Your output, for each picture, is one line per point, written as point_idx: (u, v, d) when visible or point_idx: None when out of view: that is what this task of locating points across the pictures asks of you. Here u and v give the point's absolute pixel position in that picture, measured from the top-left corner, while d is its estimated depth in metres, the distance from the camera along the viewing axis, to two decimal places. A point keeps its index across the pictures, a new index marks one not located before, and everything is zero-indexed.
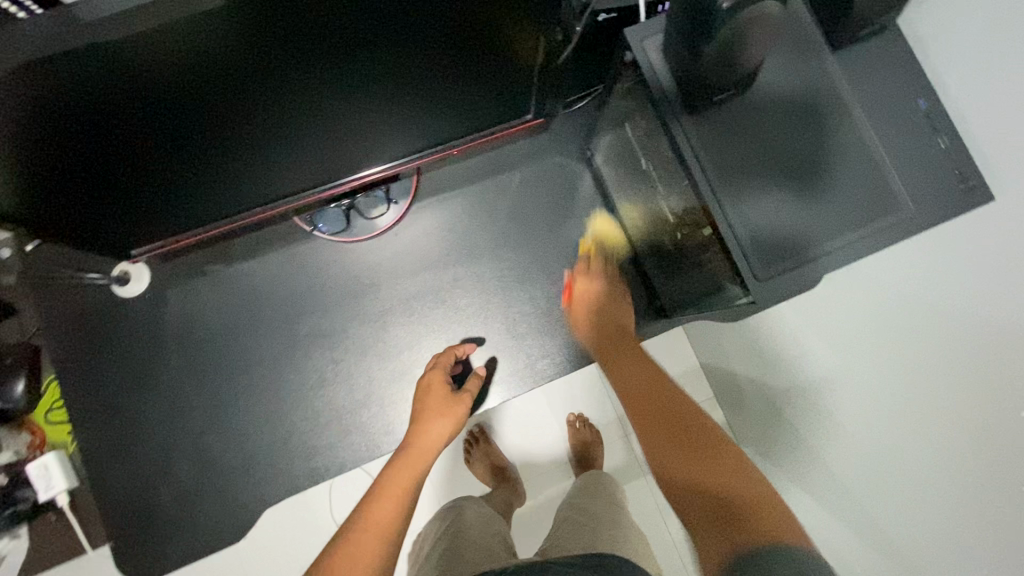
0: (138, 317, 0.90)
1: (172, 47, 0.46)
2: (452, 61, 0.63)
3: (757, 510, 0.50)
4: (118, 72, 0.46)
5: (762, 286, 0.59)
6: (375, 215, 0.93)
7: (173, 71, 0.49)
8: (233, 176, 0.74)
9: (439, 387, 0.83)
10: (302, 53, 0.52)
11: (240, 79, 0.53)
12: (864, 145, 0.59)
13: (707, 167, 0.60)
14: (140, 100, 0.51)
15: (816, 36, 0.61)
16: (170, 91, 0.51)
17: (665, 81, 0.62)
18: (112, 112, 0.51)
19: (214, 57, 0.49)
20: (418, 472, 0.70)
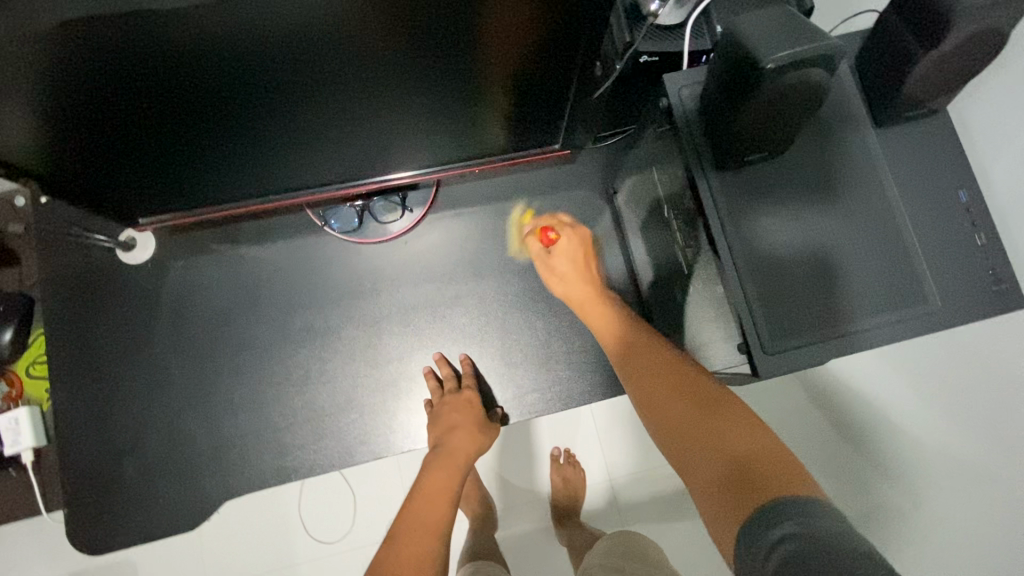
0: (135, 285, 0.89)
1: (211, 24, 0.45)
2: (491, 80, 0.62)
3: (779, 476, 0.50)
4: (151, 40, 0.45)
5: (767, 358, 0.56)
6: (388, 220, 0.92)
7: (207, 47, 0.47)
8: (252, 161, 0.73)
9: (473, 404, 0.85)
10: (343, 51, 0.51)
11: (275, 67, 0.52)
12: (886, 213, 0.57)
13: (718, 202, 0.59)
14: (169, 71, 0.50)
15: (860, 113, 0.59)
16: (205, 66, 0.50)
17: (697, 134, 0.60)
18: (139, 77, 0.50)
19: (252, 41, 0.48)
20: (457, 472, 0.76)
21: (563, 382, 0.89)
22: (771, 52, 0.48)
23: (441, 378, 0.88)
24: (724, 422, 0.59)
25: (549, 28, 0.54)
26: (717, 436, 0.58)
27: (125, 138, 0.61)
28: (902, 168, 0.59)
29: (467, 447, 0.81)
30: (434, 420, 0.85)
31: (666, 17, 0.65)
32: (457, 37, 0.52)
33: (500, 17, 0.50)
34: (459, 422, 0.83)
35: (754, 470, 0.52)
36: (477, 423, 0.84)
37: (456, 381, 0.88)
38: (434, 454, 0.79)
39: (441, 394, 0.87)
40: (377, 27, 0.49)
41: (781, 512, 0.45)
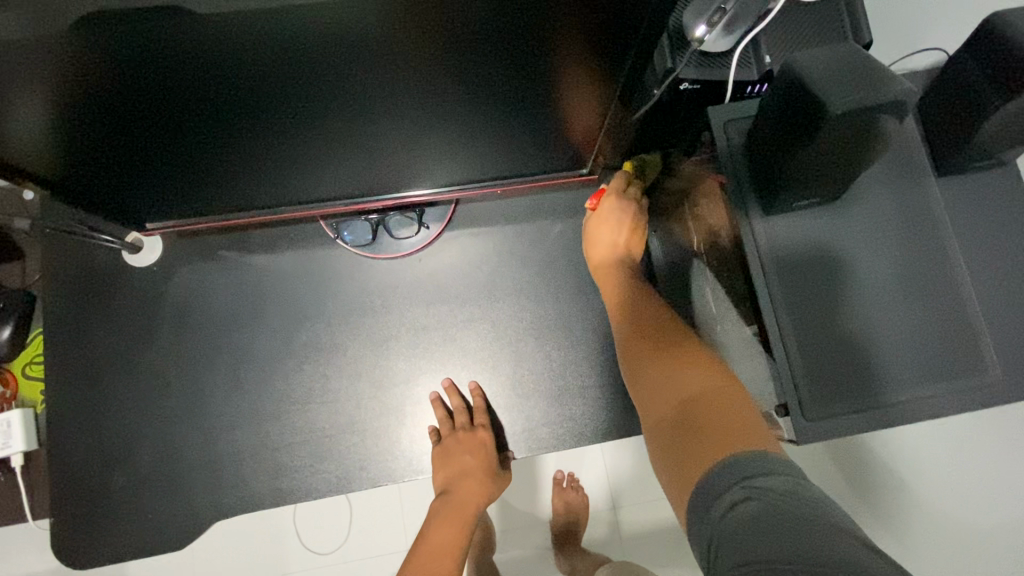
0: (139, 288, 0.86)
1: (234, 26, 0.41)
2: (524, 99, 0.59)
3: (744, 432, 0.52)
4: (169, 41, 0.42)
5: (808, 424, 0.52)
6: (402, 235, 0.89)
7: (229, 50, 0.44)
8: (267, 171, 0.70)
9: (486, 448, 0.85)
10: (373, 61, 0.48)
11: (301, 74, 0.49)
12: (939, 256, 0.53)
13: (754, 222, 0.55)
14: (187, 74, 0.46)
15: (921, 160, 0.55)
16: (226, 71, 0.47)
17: (743, 173, 0.56)
18: (153, 80, 0.47)
19: (278, 47, 0.44)
20: (460, 528, 0.82)
21: (576, 417, 0.85)
22: (840, 97, 0.43)
23: (453, 408, 0.85)
24: (698, 381, 0.61)
25: (594, 52, 0.50)
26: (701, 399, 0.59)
27: (136, 142, 0.58)
28: (965, 222, 0.54)
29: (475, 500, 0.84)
30: (444, 458, 0.83)
31: (711, 44, 0.59)
32: (495, 51, 0.49)
33: (544, 32, 0.47)
34: (472, 469, 0.84)
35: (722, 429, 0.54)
36: (488, 469, 0.85)
37: (467, 414, 0.85)
38: (443, 501, 0.84)
39: (450, 432, 0.84)
40: (413, 37, 0.45)
41: (734, 473, 0.48)
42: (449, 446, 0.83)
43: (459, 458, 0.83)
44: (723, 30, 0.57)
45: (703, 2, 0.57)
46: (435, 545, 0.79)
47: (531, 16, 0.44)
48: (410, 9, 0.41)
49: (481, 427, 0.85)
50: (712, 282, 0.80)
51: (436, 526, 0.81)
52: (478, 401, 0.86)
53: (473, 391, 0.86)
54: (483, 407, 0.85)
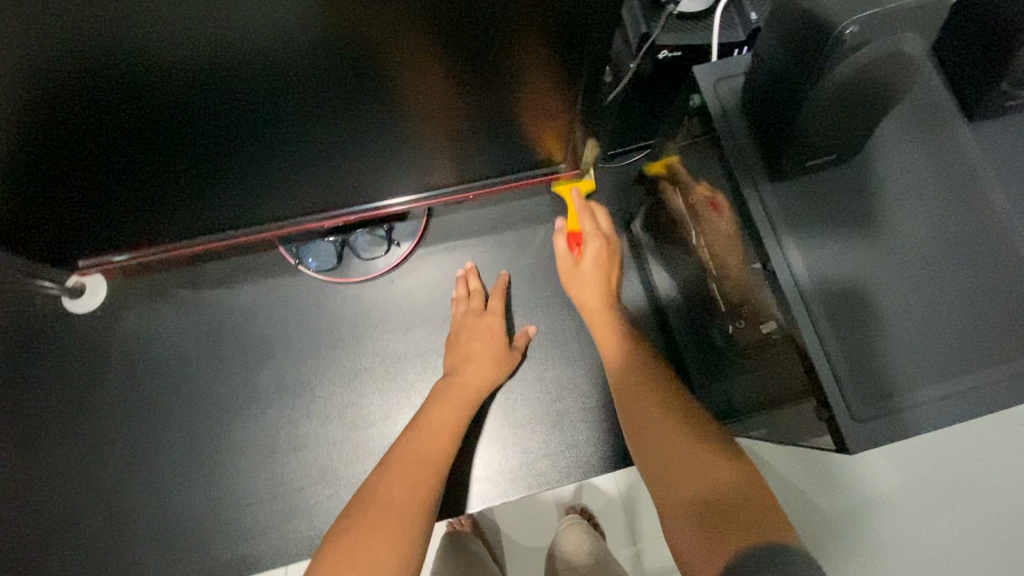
0: (81, 338, 0.78)
1: (145, 20, 0.34)
2: (490, 95, 0.51)
3: (752, 510, 0.48)
4: (66, 40, 0.35)
5: (858, 425, 0.41)
6: (370, 256, 0.80)
7: (145, 57, 0.37)
8: (209, 195, 0.62)
9: (494, 333, 0.75)
10: (306, 57, 0.40)
11: (235, 84, 0.42)
12: (994, 218, 0.45)
13: (763, 191, 0.46)
14: (99, 89, 0.39)
15: (946, 106, 0.47)
16: (132, 91, 0.40)
17: (741, 138, 0.48)
18: (62, 98, 0.39)
19: (203, 48, 0.37)
20: (456, 420, 0.68)
21: (579, 445, 0.75)
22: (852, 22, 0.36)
23: (467, 291, 0.79)
24: (712, 459, 0.54)
25: (558, 32, 0.43)
26: (703, 467, 0.53)
27: (54, 177, 0.51)
28: (1015, 173, 0.46)
29: (479, 391, 0.72)
30: (454, 344, 0.75)
31: (688, 3, 0.54)
32: (449, 39, 0.42)
33: (506, 17, 0.40)
34: (477, 353, 0.73)
35: (730, 507, 0.49)
36: (496, 354, 0.74)
37: (482, 297, 0.78)
38: (443, 384, 0.72)
39: (462, 311, 0.77)
40: (351, 23, 0.38)
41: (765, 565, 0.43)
42: (457, 331, 0.76)
43: (468, 340, 0.74)
44: None
45: None
46: (422, 432, 0.66)
47: None
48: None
49: (494, 310, 0.76)
50: (702, 291, 0.69)
51: (417, 436, 0.65)
52: (497, 284, 0.79)
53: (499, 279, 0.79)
54: (496, 287, 0.79)
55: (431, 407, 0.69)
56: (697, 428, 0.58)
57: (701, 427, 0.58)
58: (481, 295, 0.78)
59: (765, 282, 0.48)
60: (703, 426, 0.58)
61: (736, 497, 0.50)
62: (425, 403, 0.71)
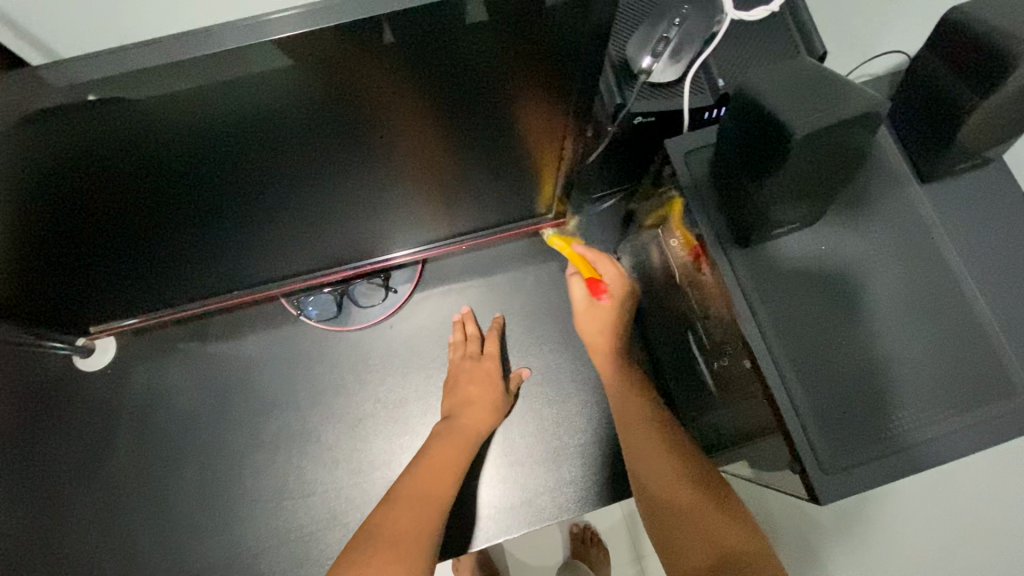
0: (94, 395, 0.81)
1: (181, 113, 0.38)
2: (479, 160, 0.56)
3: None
4: (109, 136, 0.38)
5: (826, 477, 0.45)
6: (369, 304, 0.83)
7: (178, 141, 0.41)
8: (216, 260, 0.65)
9: (492, 378, 0.78)
10: (314, 135, 0.44)
11: (256, 159, 0.46)
12: (947, 275, 0.49)
13: (732, 255, 0.50)
14: (133, 172, 0.43)
15: (899, 169, 0.51)
16: (150, 171, 0.44)
17: (712, 204, 0.51)
18: (100, 182, 0.43)
19: (229, 132, 0.41)
20: (458, 459, 0.72)
21: (577, 480, 0.78)
22: (802, 117, 0.39)
23: (464, 336, 0.83)
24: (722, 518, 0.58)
25: (546, 100, 0.47)
26: (712, 524, 0.57)
27: (79, 251, 0.54)
28: (963, 229, 0.50)
29: (478, 433, 0.75)
30: (452, 388, 0.79)
31: (660, 74, 0.57)
32: (440, 110, 0.45)
33: (492, 89, 0.44)
34: (477, 398, 0.76)
35: (741, 569, 0.53)
36: (493, 398, 0.77)
37: (480, 341, 0.82)
38: (443, 429, 0.75)
39: (460, 356, 0.81)
40: (357, 106, 0.42)
41: None
42: (455, 375, 0.80)
43: (465, 385, 0.78)
44: (670, 57, 0.56)
45: (645, 35, 0.57)
46: (426, 469, 0.69)
47: (478, 65, 0.40)
48: (353, 71, 0.39)
49: (492, 353, 0.80)
50: (687, 330, 0.73)
51: (418, 474, 0.69)
52: (494, 328, 0.83)
53: (494, 322, 0.83)
54: (495, 329, 0.83)
55: (427, 450, 0.72)
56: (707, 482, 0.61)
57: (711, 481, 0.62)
58: (479, 338, 0.82)
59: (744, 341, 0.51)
60: (713, 480, 0.62)
61: (745, 559, 0.54)
62: (426, 445, 0.74)
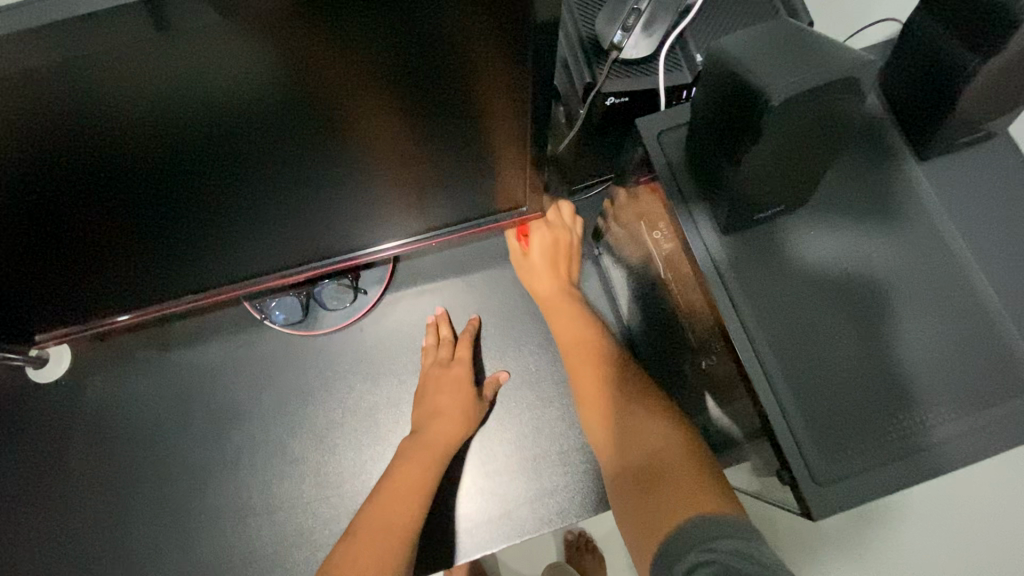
0: (49, 408, 0.76)
1: (103, 90, 0.34)
2: (441, 152, 0.51)
3: (692, 485, 0.53)
4: (23, 116, 0.34)
5: (819, 488, 0.40)
6: (337, 307, 0.79)
7: (104, 125, 0.37)
8: (166, 263, 0.61)
9: (463, 384, 0.74)
10: (245, 119, 0.40)
11: (197, 149, 0.42)
12: (953, 259, 0.44)
13: (712, 244, 0.45)
14: (49, 160, 0.39)
15: (896, 145, 0.46)
16: (61, 160, 0.39)
17: (688, 191, 0.47)
18: (22, 173, 0.39)
19: (155, 115, 0.37)
20: (426, 479, 0.68)
21: (560, 489, 0.73)
22: (781, 82, 0.34)
23: (437, 340, 0.78)
24: (663, 442, 0.58)
25: (511, 80, 0.43)
26: (653, 448, 0.58)
27: (11, 252, 0.50)
28: (966, 209, 0.45)
29: (449, 446, 0.71)
30: (421, 397, 0.74)
31: (632, 49, 0.52)
32: (386, 93, 0.41)
33: (446, 69, 0.39)
34: (446, 408, 0.72)
35: (672, 481, 0.54)
36: (466, 407, 0.73)
37: (452, 346, 0.77)
38: (411, 442, 0.71)
39: (431, 363, 0.76)
40: (305, 87, 0.38)
41: (698, 536, 0.47)
42: (425, 383, 0.75)
43: (435, 394, 0.73)
44: (642, 29, 0.51)
45: (616, 7, 0.52)
46: (392, 491, 0.66)
47: (424, 35, 0.36)
48: (300, 46, 0.35)
49: (465, 359, 0.76)
50: (673, 328, 0.68)
51: (383, 502, 0.65)
52: (468, 332, 0.78)
53: (470, 323, 0.79)
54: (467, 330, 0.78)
55: (393, 471, 0.68)
56: (652, 412, 0.63)
57: (655, 411, 0.63)
58: (447, 342, 0.77)
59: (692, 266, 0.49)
60: (658, 411, 0.63)
61: (678, 475, 0.55)
62: (393, 461, 0.70)
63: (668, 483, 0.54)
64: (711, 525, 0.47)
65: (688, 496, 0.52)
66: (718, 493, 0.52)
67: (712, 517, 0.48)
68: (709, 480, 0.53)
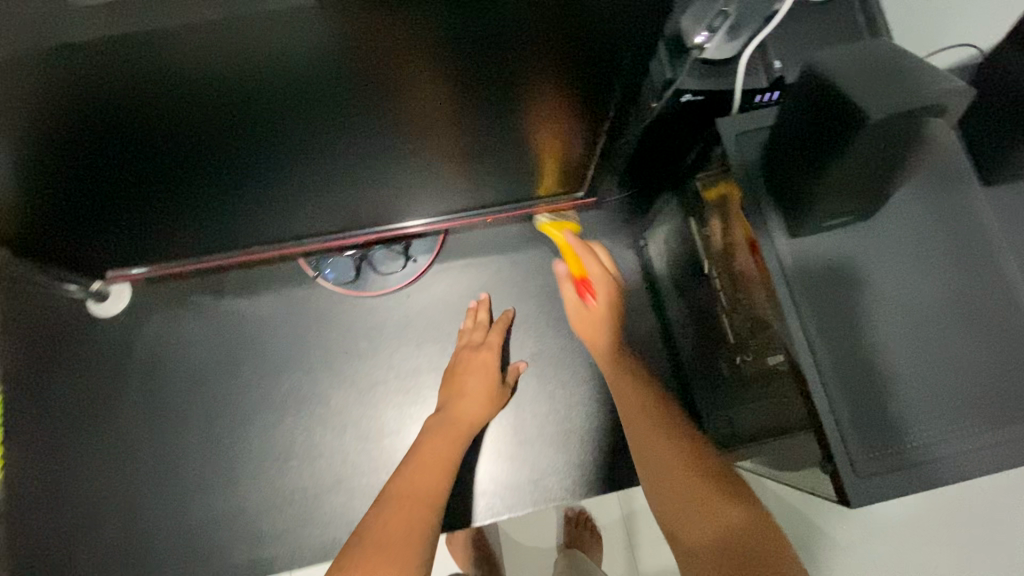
0: (106, 342, 0.80)
1: (210, 58, 0.34)
2: (510, 117, 0.53)
3: (759, 550, 0.46)
4: (135, 76, 0.35)
5: (859, 480, 0.43)
6: (387, 271, 0.82)
7: (218, 90, 0.38)
8: (244, 215, 0.64)
9: (490, 368, 0.77)
10: (340, 87, 0.41)
11: (291, 112, 0.43)
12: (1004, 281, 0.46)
13: (778, 243, 0.47)
14: (166, 119, 0.41)
15: (965, 168, 0.48)
16: (176, 119, 0.41)
17: (760, 192, 0.49)
18: (128, 124, 0.41)
19: (264, 85, 0.39)
20: (452, 457, 0.70)
21: (586, 463, 0.78)
22: (877, 100, 0.37)
23: (472, 323, 0.80)
24: (722, 501, 0.52)
25: (586, 58, 0.44)
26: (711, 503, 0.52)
27: (107, 191, 0.53)
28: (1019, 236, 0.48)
29: (472, 425, 0.74)
30: (450, 376, 0.78)
31: (716, 51, 0.54)
32: (483, 62, 0.42)
33: (545, 42, 0.41)
34: (472, 389, 0.75)
35: (736, 546, 0.47)
36: (491, 389, 0.76)
37: (484, 331, 0.80)
38: (436, 418, 0.74)
39: (462, 344, 0.79)
40: (370, 66, 0.39)
41: None
42: (455, 363, 0.78)
43: (464, 376, 0.76)
44: (730, 33, 0.52)
45: (705, 5, 0.48)
46: (421, 460, 0.68)
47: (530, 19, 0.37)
48: (380, 34, 0.36)
49: (496, 351, 0.78)
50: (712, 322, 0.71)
51: (412, 471, 0.66)
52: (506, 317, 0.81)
53: (504, 315, 0.81)
54: (504, 324, 0.80)
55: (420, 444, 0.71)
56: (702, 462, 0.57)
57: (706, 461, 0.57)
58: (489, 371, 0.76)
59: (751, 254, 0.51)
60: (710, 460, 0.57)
61: (743, 538, 0.48)
62: (420, 436, 0.72)
63: (733, 548, 0.47)
64: None
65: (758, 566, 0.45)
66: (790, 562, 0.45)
67: None
68: (780, 548, 0.46)
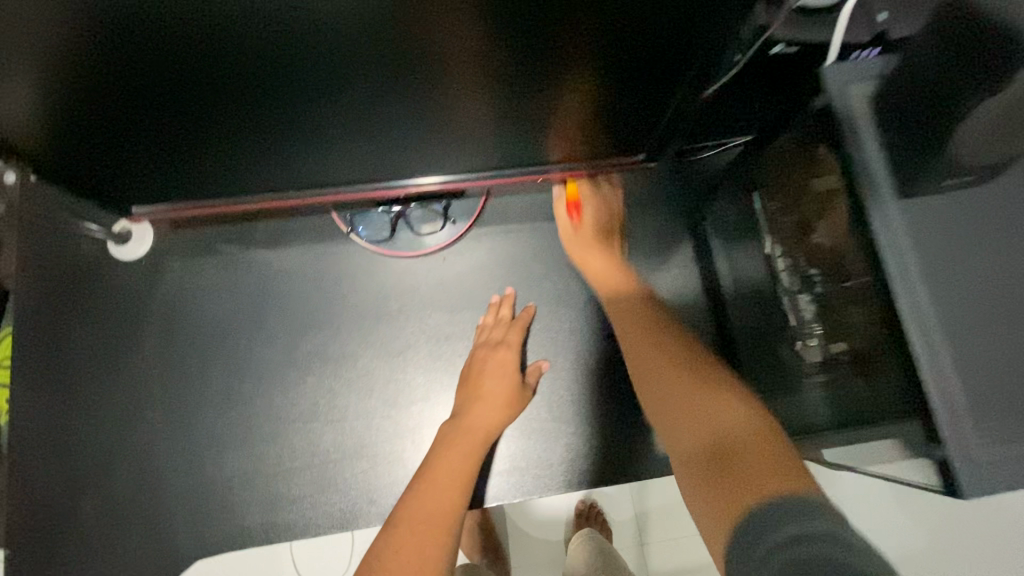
0: (126, 286, 0.76)
1: None
2: (563, 72, 0.49)
3: (760, 457, 0.44)
4: None
5: (971, 469, 0.38)
6: (425, 232, 0.78)
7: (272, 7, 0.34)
8: (283, 162, 0.60)
9: (509, 368, 0.72)
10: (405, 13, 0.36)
11: (347, 43, 0.39)
12: None
13: (890, 204, 0.42)
14: (213, 45, 0.37)
15: None
16: (222, 44, 0.38)
17: (868, 147, 0.44)
18: (169, 47, 0.37)
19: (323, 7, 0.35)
20: (469, 470, 0.66)
21: (623, 445, 0.74)
22: None
23: (495, 319, 0.76)
24: (724, 414, 0.51)
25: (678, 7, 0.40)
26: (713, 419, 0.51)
27: (144, 127, 0.49)
28: None
29: (489, 432, 0.69)
30: (470, 374, 0.73)
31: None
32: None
33: None
34: (491, 392, 0.71)
35: (736, 456, 0.46)
36: (514, 391, 0.72)
37: (508, 324, 0.75)
38: (451, 425, 0.69)
39: (480, 344, 0.75)
40: None
41: (772, 511, 0.38)
42: (474, 361, 0.74)
43: (486, 377, 0.72)
44: None
45: None
46: (437, 474, 0.64)
47: None
48: None
49: (515, 355, 0.73)
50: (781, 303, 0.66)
51: (423, 488, 0.63)
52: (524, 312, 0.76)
53: (525, 311, 0.76)
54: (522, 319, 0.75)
55: (432, 460, 0.66)
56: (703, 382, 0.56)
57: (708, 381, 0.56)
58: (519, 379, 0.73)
59: (849, 218, 0.47)
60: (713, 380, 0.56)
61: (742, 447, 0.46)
62: (433, 446, 0.68)
63: (732, 456, 0.46)
64: (789, 502, 0.38)
65: (754, 467, 0.43)
66: (787, 462, 0.43)
67: (788, 493, 0.39)
68: (780, 452, 0.44)
